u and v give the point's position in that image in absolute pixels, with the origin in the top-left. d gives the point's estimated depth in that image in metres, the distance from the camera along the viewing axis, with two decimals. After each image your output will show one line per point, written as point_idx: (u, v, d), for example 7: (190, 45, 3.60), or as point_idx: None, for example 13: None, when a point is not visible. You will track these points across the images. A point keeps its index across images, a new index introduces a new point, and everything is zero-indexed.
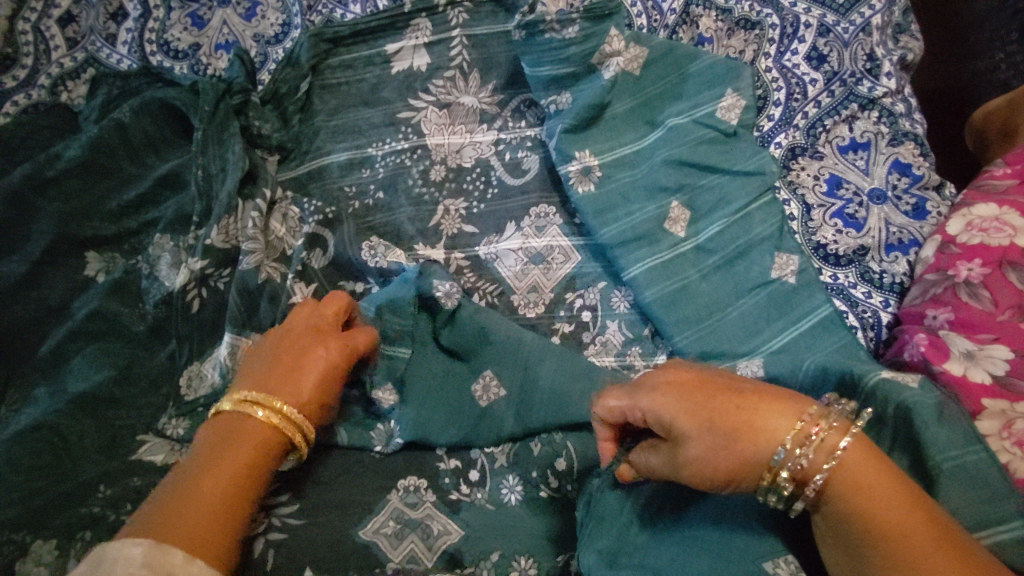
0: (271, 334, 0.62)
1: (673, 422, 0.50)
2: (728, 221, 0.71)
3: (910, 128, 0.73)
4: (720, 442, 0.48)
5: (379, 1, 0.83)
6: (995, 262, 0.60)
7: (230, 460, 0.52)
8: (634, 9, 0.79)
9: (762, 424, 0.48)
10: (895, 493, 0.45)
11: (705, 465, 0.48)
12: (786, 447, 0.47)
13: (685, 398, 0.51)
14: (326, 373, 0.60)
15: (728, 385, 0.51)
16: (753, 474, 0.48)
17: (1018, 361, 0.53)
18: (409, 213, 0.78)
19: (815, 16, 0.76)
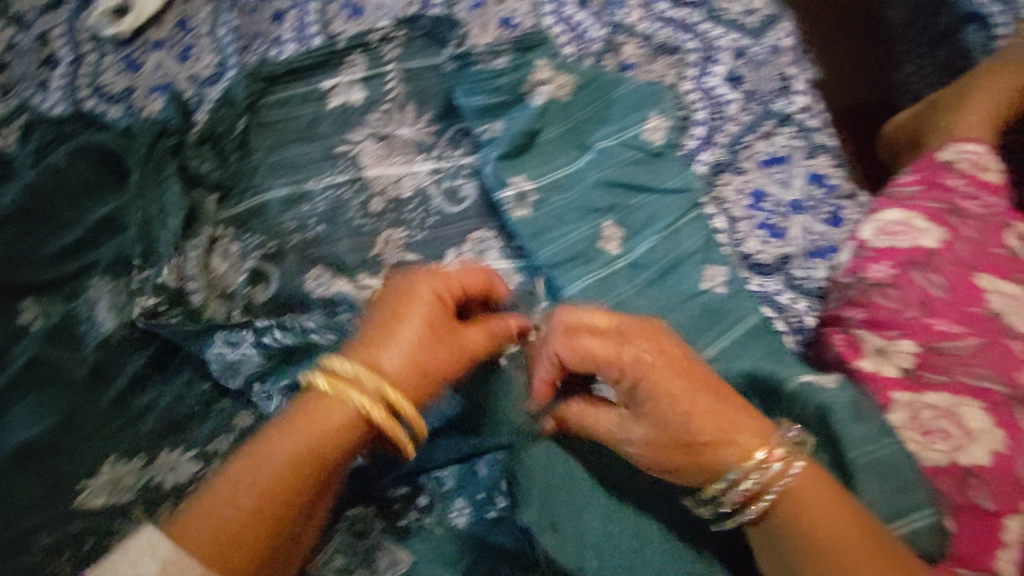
0: (423, 302, 0.59)
1: (639, 382, 0.53)
2: (658, 238, 0.74)
3: (824, 141, 0.77)
4: (682, 429, 0.51)
5: (314, 39, 0.86)
6: (902, 263, 0.64)
7: (283, 451, 0.53)
8: (562, 38, 0.84)
9: (735, 434, 0.51)
10: (833, 507, 0.49)
11: (654, 443, 0.52)
12: (743, 470, 0.50)
13: (676, 380, 0.52)
14: (447, 363, 0.57)
15: (709, 383, 0.53)
16: (702, 477, 0.51)
17: (924, 353, 0.57)
18: (350, 244, 0.78)
19: (730, 40, 0.81)
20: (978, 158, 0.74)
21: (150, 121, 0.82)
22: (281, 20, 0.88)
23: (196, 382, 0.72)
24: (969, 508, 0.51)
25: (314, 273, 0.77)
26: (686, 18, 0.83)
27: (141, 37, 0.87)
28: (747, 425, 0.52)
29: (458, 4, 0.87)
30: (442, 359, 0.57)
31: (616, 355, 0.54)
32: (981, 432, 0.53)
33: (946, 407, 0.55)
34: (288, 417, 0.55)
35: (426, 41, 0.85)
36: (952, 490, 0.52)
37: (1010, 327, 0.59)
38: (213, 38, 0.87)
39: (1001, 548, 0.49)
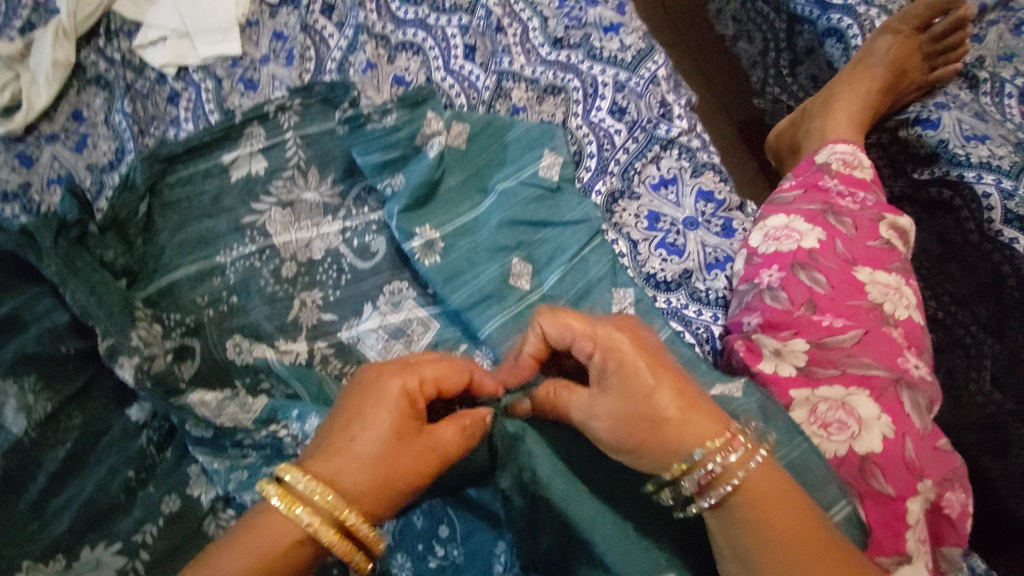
0: (387, 381, 0.57)
1: (606, 362, 0.54)
2: (566, 268, 0.77)
3: (708, 159, 0.82)
4: (642, 395, 0.52)
5: (212, 116, 0.88)
6: (789, 265, 0.68)
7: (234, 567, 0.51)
8: (452, 90, 0.87)
9: (691, 428, 0.52)
10: (785, 498, 0.50)
11: (613, 416, 0.53)
12: (710, 446, 0.51)
13: (643, 366, 0.54)
14: (407, 456, 0.55)
15: (678, 373, 0.54)
16: (663, 456, 0.52)
17: (815, 349, 0.60)
18: (267, 312, 0.78)
19: (610, 75, 0.86)
20: (849, 157, 0.80)
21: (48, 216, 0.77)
22: (177, 101, 0.89)
23: (119, 471, 0.70)
24: (873, 494, 0.53)
25: (235, 341, 0.77)
26: (566, 60, 0.88)
27: (33, 132, 0.86)
28: (706, 422, 0.53)
29: (350, 67, 0.90)
30: (404, 468, 0.55)
31: (582, 342, 0.56)
32: (871, 419, 0.55)
33: (838, 398, 0.57)
34: (245, 528, 0.53)
35: (322, 107, 0.87)
36: (854, 479, 0.54)
37: (887, 314, 0.63)
38: (109, 125, 0.87)
39: (907, 532, 0.53)
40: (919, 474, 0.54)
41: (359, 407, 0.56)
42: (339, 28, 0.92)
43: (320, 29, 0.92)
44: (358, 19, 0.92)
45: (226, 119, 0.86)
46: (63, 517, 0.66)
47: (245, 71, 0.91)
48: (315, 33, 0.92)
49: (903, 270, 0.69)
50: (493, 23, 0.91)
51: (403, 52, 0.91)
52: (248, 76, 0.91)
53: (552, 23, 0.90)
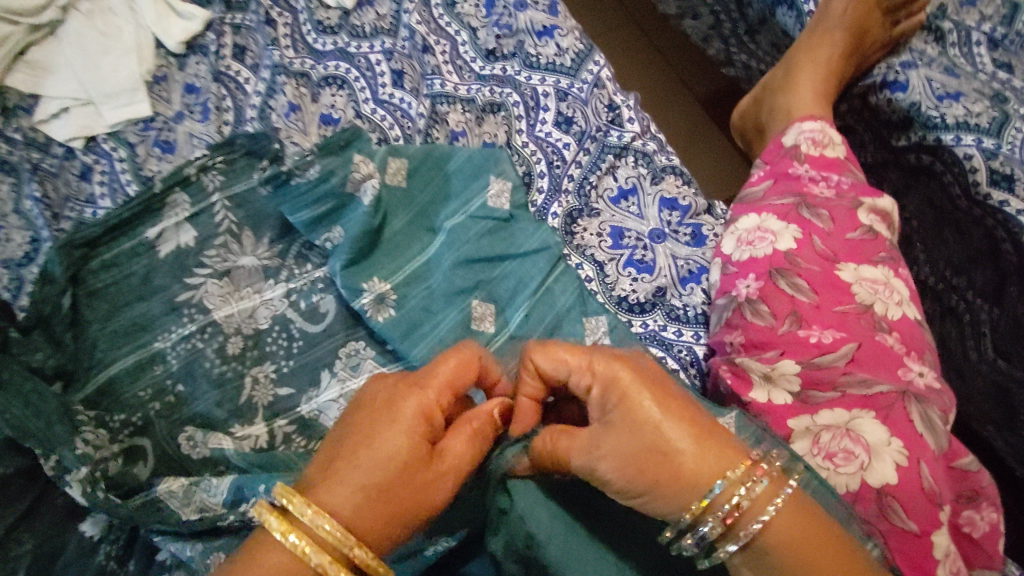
0: (393, 391, 0.50)
1: (609, 392, 0.48)
2: (531, 303, 0.70)
3: (667, 162, 0.76)
4: (656, 430, 0.46)
5: (129, 188, 0.81)
6: (766, 273, 0.62)
7: None
8: (384, 122, 0.81)
9: (708, 460, 0.45)
10: (827, 541, 0.44)
11: (622, 459, 0.46)
12: (729, 479, 0.44)
13: (654, 394, 0.47)
14: (416, 475, 0.47)
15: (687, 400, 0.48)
16: (678, 495, 0.45)
17: (807, 371, 0.55)
18: (216, 396, 0.73)
19: (550, 84, 0.79)
20: (818, 134, 0.74)
21: None
22: (91, 175, 0.82)
23: None
24: (895, 532, 0.48)
25: (188, 434, 0.71)
26: (502, 73, 0.81)
27: None
28: (720, 452, 0.46)
29: (271, 112, 0.82)
30: (416, 497, 0.47)
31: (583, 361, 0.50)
32: (880, 446, 0.50)
33: (841, 424, 0.52)
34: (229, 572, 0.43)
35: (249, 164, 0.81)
36: (872, 515, 0.49)
37: (879, 316, 0.58)
38: (20, 214, 0.80)
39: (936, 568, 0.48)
40: (939, 502, 0.49)
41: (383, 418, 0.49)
42: (255, 72, 0.85)
43: (235, 75, 0.85)
44: (273, 58, 0.84)
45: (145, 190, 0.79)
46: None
47: (160, 132, 0.84)
48: (230, 80, 0.85)
49: (891, 258, 0.63)
50: (419, 43, 0.84)
51: (327, 87, 0.84)
52: (164, 137, 0.83)
53: (481, 35, 0.84)
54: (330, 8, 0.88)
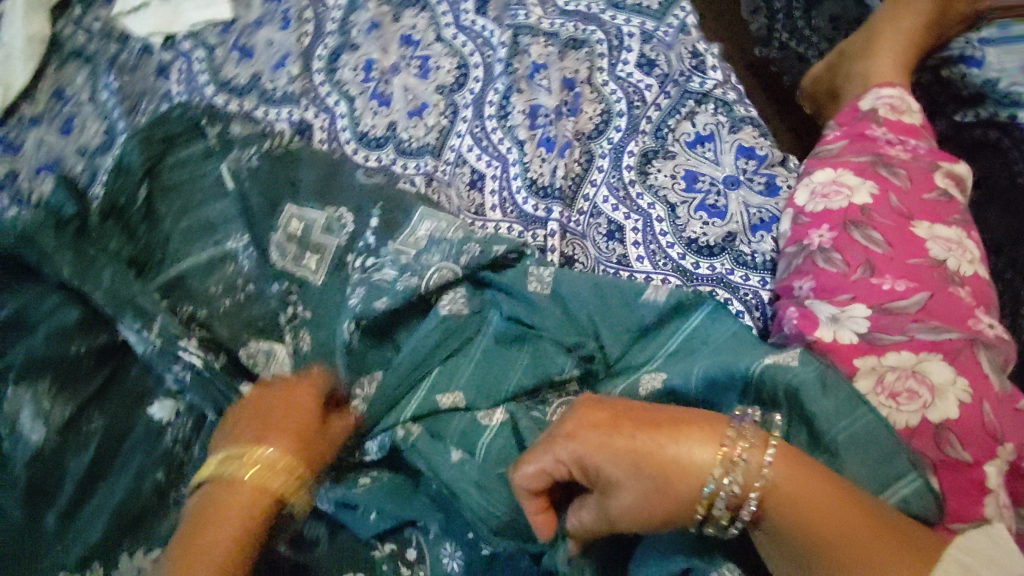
0: (242, 407, 0.62)
1: (582, 460, 0.51)
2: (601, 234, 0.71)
3: (745, 113, 0.77)
4: (646, 487, 0.48)
5: (206, 88, 0.81)
6: (840, 224, 0.64)
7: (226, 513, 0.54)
8: (466, 48, 0.81)
9: (686, 457, 0.49)
10: (827, 499, 0.47)
11: (632, 513, 0.49)
12: (714, 476, 0.48)
13: (604, 435, 0.51)
14: (301, 424, 0.60)
15: (643, 417, 0.51)
16: (683, 513, 0.49)
17: (877, 316, 0.57)
18: (275, 309, 0.73)
19: (636, 26, 0.80)
20: (895, 101, 0.75)
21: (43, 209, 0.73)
22: (168, 72, 0.82)
23: (147, 473, 0.68)
24: (947, 462, 0.51)
25: (248, 350, 0.70)
26: (587, 10, 0.82)
27: (14, 115, 0.79)
28: (698, 440, 0.49)
29: (353, 28, 0.83)
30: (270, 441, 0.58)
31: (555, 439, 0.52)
32: (945, 385, 0.52)
33: (908, 366, 0.54)
34: (197, 506, 0.55)
35: (329, 80, 0.82)
36: (928, 449, 0.51)
37: (951, 270, 0.60)
38: (95, 103, 0.80)
39: (992, 495, 0.50)
40: (998, 438, 0.51)
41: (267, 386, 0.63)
42: None
43: None
44: None
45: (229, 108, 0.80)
46: (95, 522, 0.64)
47: (238, 37, 0.84)
48: None
49: (961, 220, 0.65)
50: None
51: (409, 9, 0.84)
52: (242, 43, 0.83)
53: None
54: None
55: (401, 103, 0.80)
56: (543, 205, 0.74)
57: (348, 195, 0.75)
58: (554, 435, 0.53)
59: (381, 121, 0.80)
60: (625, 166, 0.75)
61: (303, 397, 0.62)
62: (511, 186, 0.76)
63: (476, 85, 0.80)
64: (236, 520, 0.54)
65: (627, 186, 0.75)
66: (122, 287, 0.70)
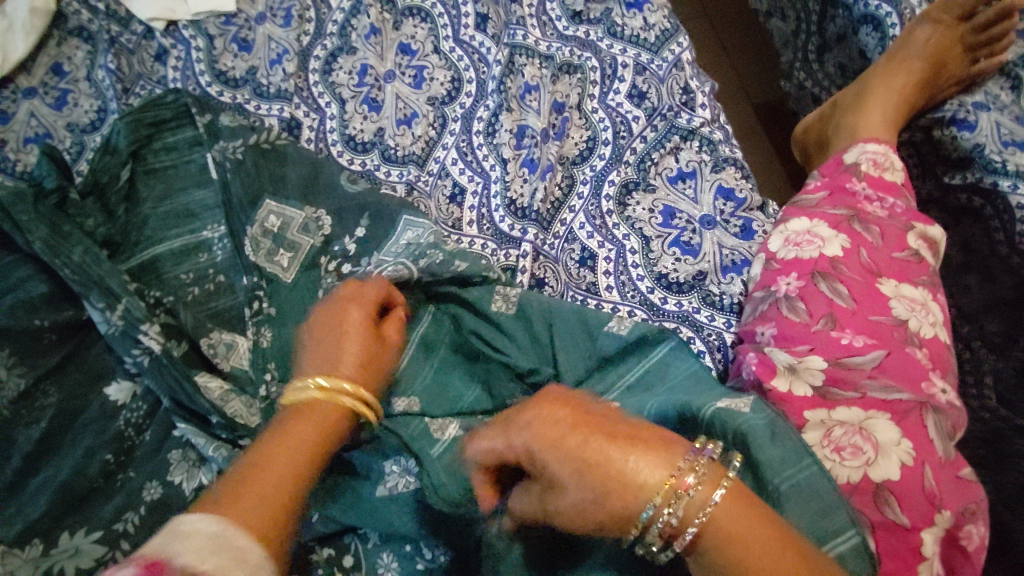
0: (308, 322, 0.63)
1: (532, 453, 0.48)
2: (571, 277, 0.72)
3: (730, 154, 0.77)
4: (588, 495, 0.45)
5: (202, 78, 0.82)
6: (809, 274, 0.64)
7: (297, 434, 0.52)
8: (461, 63, 0.82)
9: (633, 474, 0.45)
10: (767, 539, 0.43)
11: (569, 516, 0.46)
12: (652, 503, 0.44)
13: (559, 431, 0.47)
14: (366, 349, 0.60)
15: (604, 425, 0.47)
16: (619, 528, 0.46)
17: (833, 369, 0.56)
18: (241, 302, 0.73)
19: (631, 56, 0.80)
20: (880, 157, 0.75)
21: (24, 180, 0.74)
22: (166, 58, 0.83)
23: (96, 454, 0.67)
24: (885, 524, 0.49)
25: (208, 338, 0.70)
26: (585, 36, 0.82)
27: (9, 85, 0.80)
28: (650, 458, 0.46)
29: (353, 32, 0.84)
30: (343, 363, 0.58)
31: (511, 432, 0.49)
32: (889, 445, 0.51)
33: (855, 422, 0.53)
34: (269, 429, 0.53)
35: (322, 81, 0.82)
36: (867, 508, 0.50)
37: (912, 332, 0.59)
38: (91, 82, 0.81)
39: (925, 564, 0.48)
40: (937, 505, 0.50)
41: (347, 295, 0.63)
42: None
43: None
44: None
45: (241, 80, 0.82)
46: (38, 499, 0.63)
47: (240, 30, 0.84)
48: None
49: (929, 283, 0.65)
50: None
51: (410, 17, 0.84)
52: (243, 36, 0.84)
53: None
54: None
55: (391, 110, 0.81)
56: (519, 225, 0.75)
57: (331, 198, 0.77)
58: (512, 423, 0.50)
59: (369, 126, 0.80)
60: (604, 195, 0.76)
61: (352, 316, 0.61)
62: (490, 204, 0.76)
63: (467, 100, 0.81)
64: (314, 432, 0.53)
65: (604, 216, 0.75)
66: (91, 267, 0.69)
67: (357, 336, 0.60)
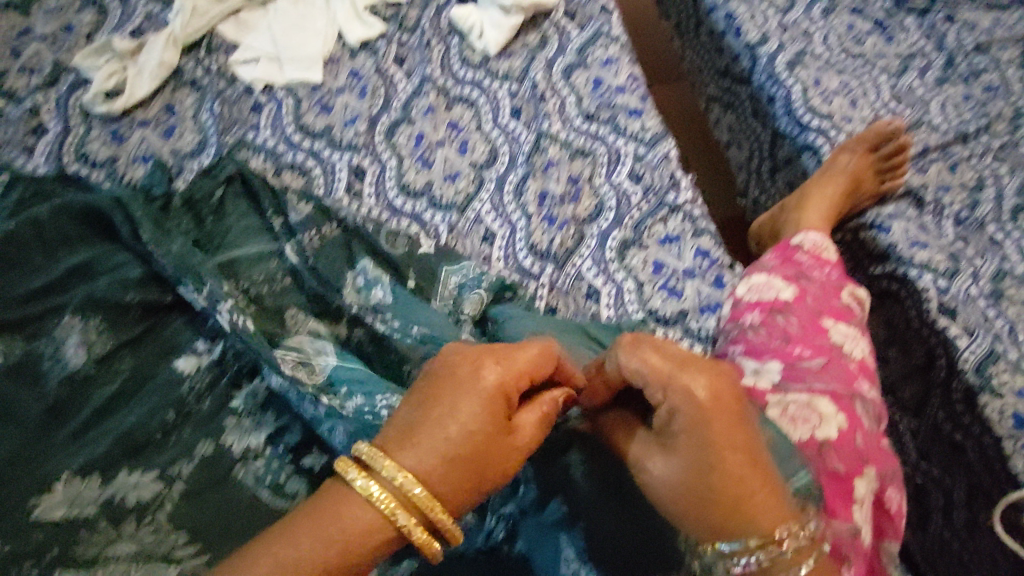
0: (441, 374, 0.61)
1: (679, 417, 0.58)
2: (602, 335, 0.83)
3: (707, 226, 0.97)
4: (702, 490, 0.56)
5: (287, 127, 1.01)
6: (768, 310, 0.82)
7: (308, 532, 0.53)
8: (499, 140, 1.04)
9: (750, 509, 0.56)
10: None
11: (666, 476, 0.58)
12: (749, 544, 0.56)
13: (714, 422, 0.57)
14: (482, 444, 0.56)
15: (744, 446, 0.57)
16: (706, 535, 0.57)
17: (787, 370, 0.74)
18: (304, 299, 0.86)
19: (631, 149, 1.03)
20: (819, 242, 0.96)
21: (134, 187, 0.90)
22: (260, 111, 1.02)
23: (159, 411, 0.76)
24: (827, 471, 0.65)
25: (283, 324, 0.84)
26: (596, 131, 1.05)
27: (127, 116, 0.98)
28: (768, 504, 0.57)
29: (413, 108, 1.05)
30: (440, 464, 0.55)
31: (662, 382, 0.59)
32: (829, 415, 0.68)
33: (804, 400, 0.70)
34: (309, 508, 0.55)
35: (386, 141, 1.02)
36: (813, 460, 0.66)
37: (846, 352, 0.78)
38: (196, 121, 0.99)
39: (856, 504, 0.64)
40: (864, 460, 0.67)
41: (494, 356, 0.60)
42: (407, 76, 1.08)
43: (391, 74, 1.07)
44: (425, 71, 1.08)
45: (318, 132, 1.01)
46: (102, 442, 0.72)
47: (323, 96, 1.04)
48: (386, 76, 1.07)
49: (858, 326, 0.84)
50: (538, 93, 1.07)
51: (459, 104, 1.06)
52: (325, 101, 1.04)
53: (586, 101, 1.08)
54: (477, 52, 1.11)
55: (440, 168, 1.00)
56: (538, 264, 0.93)
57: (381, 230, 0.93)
58: (676, 379, 0.58)
59: (421, 177, 0.99)
60: (608, 247, 0.95)
61: (484, 395, 0.58)
62: (514, 246, 0.95)
63: (501, 167, 1.01)
64: (321, 538, 0.53)
65: (607, 262, 0.94)
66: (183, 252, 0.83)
67: (482, 426, 0.57)
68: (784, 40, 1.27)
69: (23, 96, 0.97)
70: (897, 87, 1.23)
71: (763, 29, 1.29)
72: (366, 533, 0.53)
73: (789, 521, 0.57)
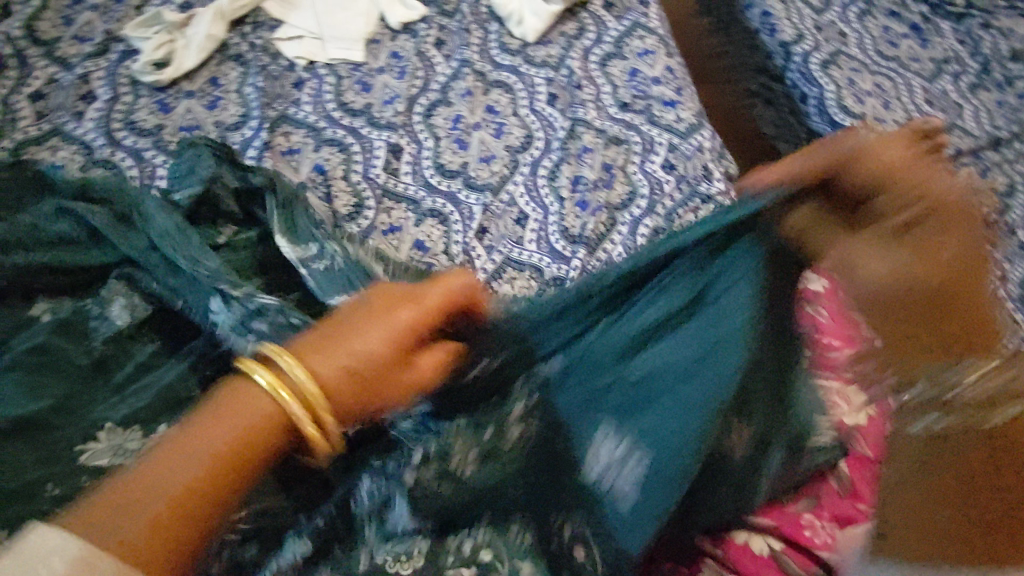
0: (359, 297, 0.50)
1: (922, 197, 0.51)
2: None
3: None
4: (930, 286, 0.50)
5: (328, 104, 1.02)
6: None
7: (197, 442, 0.40)
8: (535, 125, 1.05)
9: (958, 308, 0.52)
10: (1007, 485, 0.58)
11: (880, 287, 0.51)
12: (990, 357, 0.52)
13: (956, 232, 0.51)
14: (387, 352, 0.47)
15: (966, 282, 0.52)
16: (959, 351, 0.51)
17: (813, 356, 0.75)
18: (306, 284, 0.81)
19: (665, 139, 1.04)
20: None
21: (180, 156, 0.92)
22: (302, 87, 1.04)
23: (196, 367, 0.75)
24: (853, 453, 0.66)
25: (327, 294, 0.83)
26: (630, 120, 1.06)
27: (173, 87, 1.00)
28: (975, 296, 0.52)
29: (451, 91, 1.06)
30: (334, 365, 0.45)
31: (900, 163, 0.53)
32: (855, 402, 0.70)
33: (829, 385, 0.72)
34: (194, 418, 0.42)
35: (423, 121, 1.03)
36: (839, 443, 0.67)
37: None
38: (239, 94, 1.01)
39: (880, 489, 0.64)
40: None
41: (405, 295, 0.50)
42: (446, 59, 1.09)
43: (431, 57, 1.09)
44: (463, 55, 1.09)
45: (356, 109, 1.03)
46: (143, 395, 0.73)
47: (363, 75, 1.06)
48: (426, 59, 1.09)
49: None
50: (575, 81, 1.09)
51: (496, 88, 1.08)
52: (365, 79, 1.05)
53: (621, 91, 1.09)
54: (515, 38, 1.13)
55: (475, 150, 1.01)
56: (571, 247, 0.93)
57: (416, 209, 0.96)
58: (870, 151, 0.55)
59: (457, 159, 1.00)
60: (639, 234, 0.95)
61: (404, 317, 0.49)
62: (547, 230, 0.95)
63: (535, 152, 1.02)
64: (209, 452, 0.40)
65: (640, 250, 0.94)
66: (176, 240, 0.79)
67: (386, 351, 0.47)
68: (819, 39, 1.28)
69: (74, 62, 0.99)
70: (931, 90, 1.23)
71: (799, 27, 1.29)
72: (257, 438, 0.42)
73: (993, 344, 0.52)
